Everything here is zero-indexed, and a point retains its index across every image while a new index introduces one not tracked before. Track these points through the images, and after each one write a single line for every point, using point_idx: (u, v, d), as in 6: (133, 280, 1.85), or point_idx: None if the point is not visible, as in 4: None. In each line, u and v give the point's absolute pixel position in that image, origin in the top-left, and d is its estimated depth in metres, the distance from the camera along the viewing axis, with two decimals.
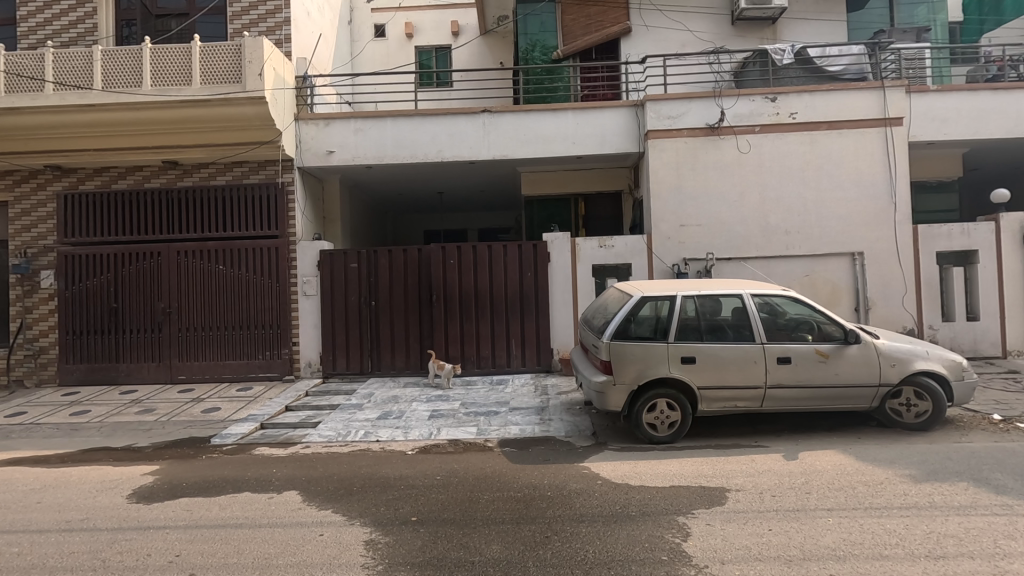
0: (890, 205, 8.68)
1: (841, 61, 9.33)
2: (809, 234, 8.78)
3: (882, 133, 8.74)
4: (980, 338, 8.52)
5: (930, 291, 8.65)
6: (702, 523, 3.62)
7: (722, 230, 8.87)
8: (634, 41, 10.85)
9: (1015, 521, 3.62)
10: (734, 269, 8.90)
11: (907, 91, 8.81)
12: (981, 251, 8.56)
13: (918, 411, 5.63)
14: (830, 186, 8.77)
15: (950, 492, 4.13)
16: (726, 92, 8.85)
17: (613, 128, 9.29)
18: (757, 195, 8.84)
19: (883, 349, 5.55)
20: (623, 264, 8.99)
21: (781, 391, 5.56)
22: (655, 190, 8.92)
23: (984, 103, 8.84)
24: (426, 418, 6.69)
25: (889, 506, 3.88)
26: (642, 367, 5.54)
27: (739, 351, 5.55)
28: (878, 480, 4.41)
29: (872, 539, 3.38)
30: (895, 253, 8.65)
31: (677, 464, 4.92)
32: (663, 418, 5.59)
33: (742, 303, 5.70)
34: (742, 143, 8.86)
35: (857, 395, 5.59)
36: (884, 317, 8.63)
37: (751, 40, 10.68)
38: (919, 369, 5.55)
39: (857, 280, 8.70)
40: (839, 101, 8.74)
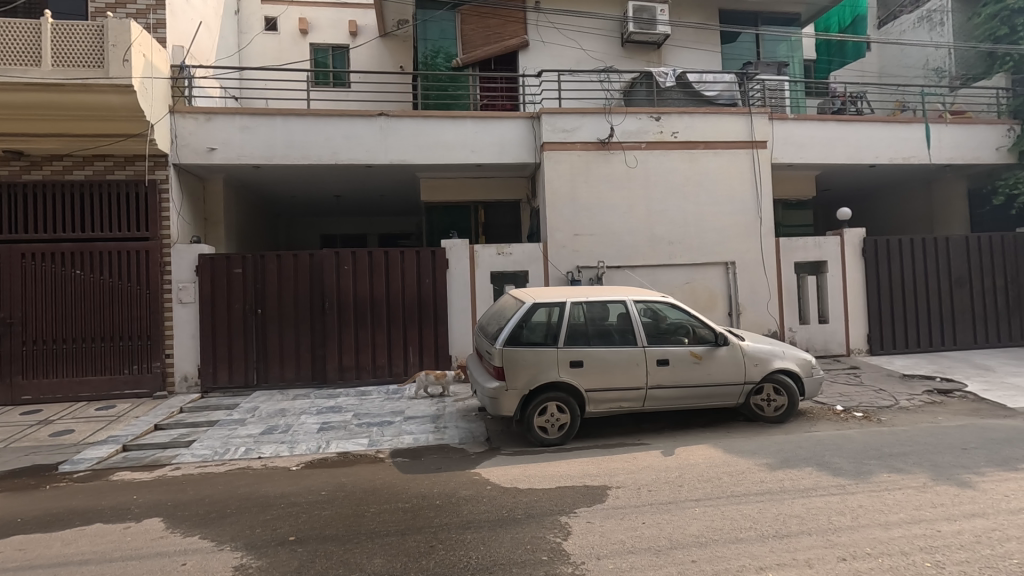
0: (756, 219, 9.63)
1: (715, 88, 10.21)
2: (689, 244, 9.50)
3: (750, 153, 9.67)
4: (830, 338, 9.68)
5: (790, 296, 9.70)
6: (582, 521, 3.78)
7: (613, 240, 9.35)
8: (531, 54, 11.19)
9: (846, 499, 4.15)
10: (623, 277, 9.39)
11: (770, 118, 9.83)
12: (830, 262, 9.72)
13: (776, 405, 6.27)
14: (707, 201, 9.56)
15: (798, 476, 4.64)
16: (615, 109, 9.37)
17: (511, 138, 9.49)
18: (643, 207, 9.43)
19: (747, 350, 6.13)
20: (521, 271, 9.18)
21: (661, 391, 5.95)
22: (550, 200, 9.22)
23: (831, 132, 10.07)
24: (314, 431, 6.39)
25: (747, 493, 4.28)
26: (534, 372, 5.69)
27: (624, 355, 5.87)
28: (740, 470, 4.85)
29: (731, 524, 3.71)
30: (760, 262, 9.61)
31: (565, 465, 5.10)
32: (553, 421, 5.77)
33: (626, 309, 6.04)
34: (630, 158, 9.42)
35: (726, 393, 6.11)
36: (753, 320, 9.53)
37: (638, 62, 11.43)
38: (777, 367, 6.19)
39: (730, 288, 9.54)
40: (714, 123, 9.57)
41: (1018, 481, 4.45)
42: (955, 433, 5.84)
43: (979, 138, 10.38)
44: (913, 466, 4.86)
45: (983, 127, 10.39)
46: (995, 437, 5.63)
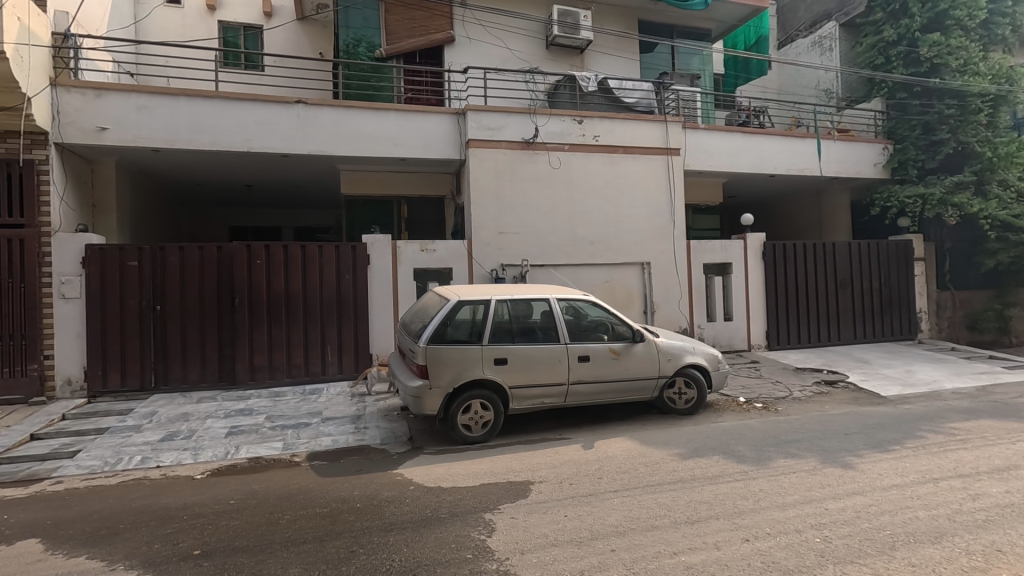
0: (670, 222, 10.15)
1: (634, 95, 10.64)
2: (609, 244, 9.84)
3: (665, 160, 10.17)
4: (734, 335, 10.41)
5: (699, 295, 10.31)
6: (506, 517, 3.81)
7: (536, 239, 9.49)
8: (457, 50, 11.11)
9: (748, 483, 4.48)
10: (546, 275, 9.56)
11: (683, 127, 10.39)
12: (735, 264, 10.44)
13: (687, 397, 6.65)
14: (625, 203, 9.94)
15: (706, 464, 4.95)
16: (539, 110, 9.51)
17: (436, 133, 9.37)
18: (566, 207, 9.65)
19: (662, 346, 6.45)
20: (444, 268, 9.09)
21: (582, 387, 6.12)
22: (474, 197, 9.21)
23: (737, 143, 10.81)
24: (222, 436, 5.98)
25: (662, 482, 4.51)
26: (458, 370, 5.66)
27: (546, 352, 5.98)
28: (655, 460, 5.10)
29: (647, 513, 3.89)
30: (673, 263, 10.14)
31: (489, 462, 5.11)
32: (477, 418, 5.77)
33: (549, 307, 6.17)
34: (553, 159, 9.60)
35: (642, 387, 6.40)
36: (666, 318, 10.04)
37: (562, 65, 11.68)
38: (688, 362, 6.56)
39: (646, 287, 9.99)
40: (633, 129, 9.98)
41: (890, 461, 5.01)
42: (839, 420, 6.48)
43: (860, 155, 11.56)
44: (805, 451, 5.34)
45: (864, 145, 11.57)
46: (871, 423, 6.31)
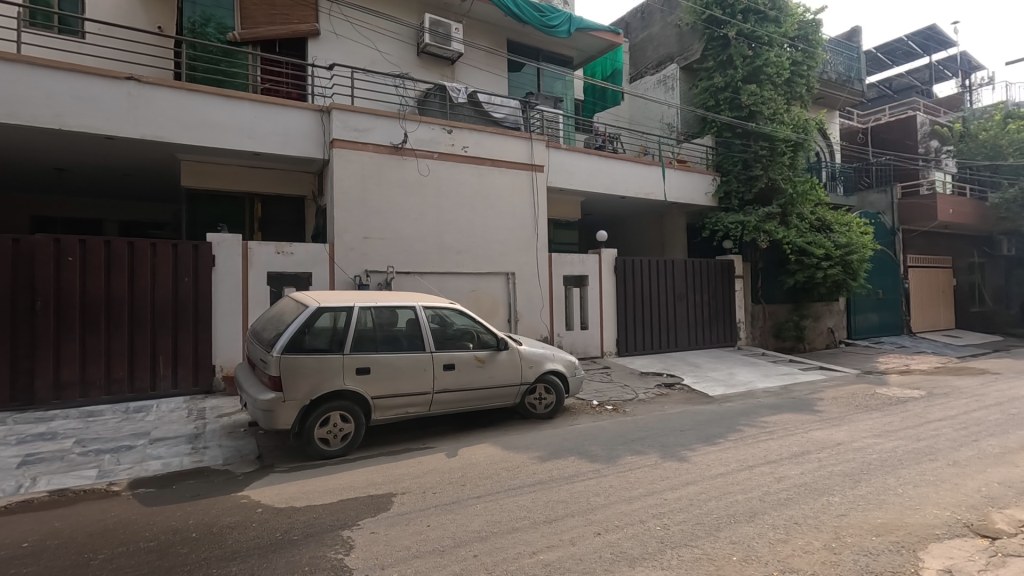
0: (534, 234, 10.60)
1: (502, 110, 10.98)
2: (476, 254, 10.01)
3: (530, 175, 10.63)
4: (588, 343, 11.14)
5: (559, 305, 10.88)
6: (366, 533, 3.66)
7: (403, 245, 9.33)
8: (322, 45, 10.59)
9: (600, 480, 4.82)
10: (412, 283, 9.43)
11: (547, 146, 10.95)
12: (590, 276, 11.23)
13: (546, 402, 6.95)
14: (492, 214, 10.18)
15: (563, 465, 5.23)
16: (409, 116, 9.42)
17: (297, 129, 8.82)
18: (433, 215, 9.62)
19: (524, 353, 6.69)
20: (302, 273, 8.52)
21: (447, 395, 6.11)
22: (338, 199, 8.80)
23: (595, 164, 11.67)
24: (12, 467, 4.96)
25: (522, 485, 4.66)
26: (316, 381, 5.34)
27: (411, 360, 5.88)
28: (516, 464, 5.26)
29: (508, 515, 3.99)
30: (535, 274, 10.59)
31: (347, 477, 4.87)
32: (336, 431, 5.47)
33: (415, 315, 6.10)
34: (422, 166, 9.54)
35: (504, 393, 6.56)
36: (528, 326, 10.42)
37: (432, 74, 11.68)
38: (547, 368, 6.87)
39: (510, 296, 10.30)
40: (500, 143, 10.29)
41: (715, 453, 5.71)
42: (676, 419, 7.25)
43: (695, 184, 13.13)
44: (648, 448, 5.87)
45: (698, 176, 13.15)
46: (702, 420, 7.15)
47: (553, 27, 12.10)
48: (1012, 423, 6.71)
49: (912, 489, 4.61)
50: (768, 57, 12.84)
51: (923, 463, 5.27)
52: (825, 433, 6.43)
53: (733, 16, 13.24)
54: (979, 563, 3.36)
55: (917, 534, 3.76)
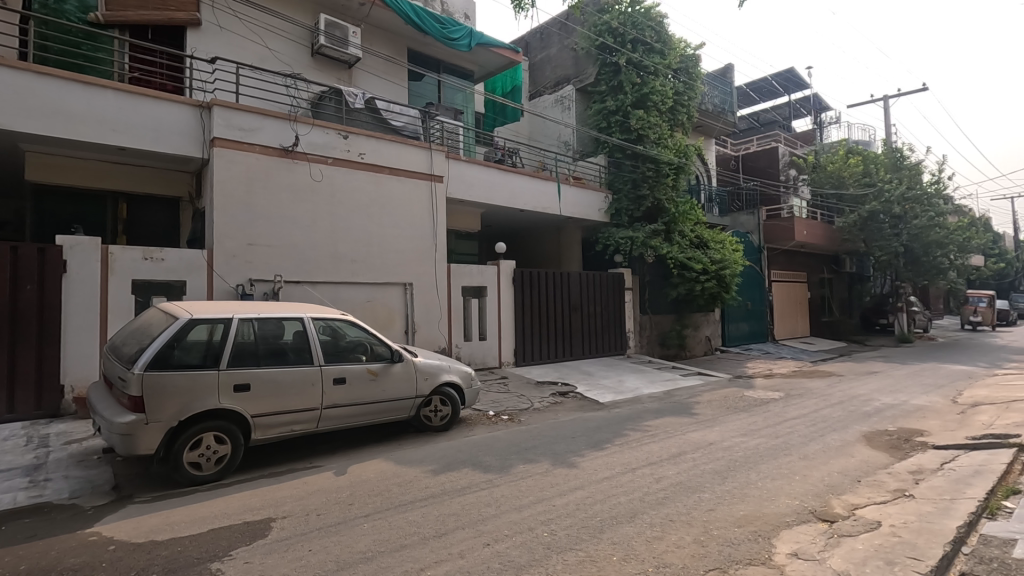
0: (432, 245, 10.53)
1: (401, 119, 10.79)
2: (372, 263, 9.75)
3: (429, 185, 10.57)
4: (487, 353, 11.24)
5: (457, 316, 10.88)
6: (238, 564, 3.40)
7: (293, 253, 8.86)
8: (204, 36, 9.83)
9: (492, 491, 4.86)
10: (302, 292, 8.98)
11: (447, 157, 10.95)
12: (489, 287, 11.37)
13: (441, 415, 6.89)
14: (389, 224, 9.98)
15: (456, 477, 5.21)
16: (301, 118, 9.01)
17: (172, 125, 8.10)
18: (327, 223, 9.24)
19: (419, 365, 6.60)
20: (176, 281, 7.80)
21: (336, 410, 5.86)
22: (219, 203, 8.17)
23: (494, 178, 11.86)
24: None
25: (413, 500, 4.58)
26: (187, 401, 4.90)
27: (297, 375, 5.58)
28: (408, 479, 5.16)
29: (396, 533, 3.90)
30: (434, 285, 10.51)
31: (221, 503, 4.50)
32: (209, 455, 5.04)
33: (303, 327, 5.80)
34: (315, 171, 9.14)
35: (398, 407, 6.42)
36: (426, 337, 10.30)
37: (328, 77, 11.28)
38: (443, 380, 6.83)
39: (407, 307, 10.13)
40: (399, 152, 10.13)
41: (602, 457, 5.99)
42: (567, 426, 7.52)
43: (589, 200, 13.77)
44: (540, 456, 6.02)
45: (591, 193, 13.82)
46: (591, 426, 7.47)
47: (454, 40, 12.18)
48: (850, 418, 7.72)
49: (770, 481, 5.14)
50: (653, 85, 13.88)
51: (779, 457, 5.89)
52: (699, 434, 6.98)
53: (623, 45, 14.14)
54: (819, 545, 3.80)
55: (772, 523, 4.19)
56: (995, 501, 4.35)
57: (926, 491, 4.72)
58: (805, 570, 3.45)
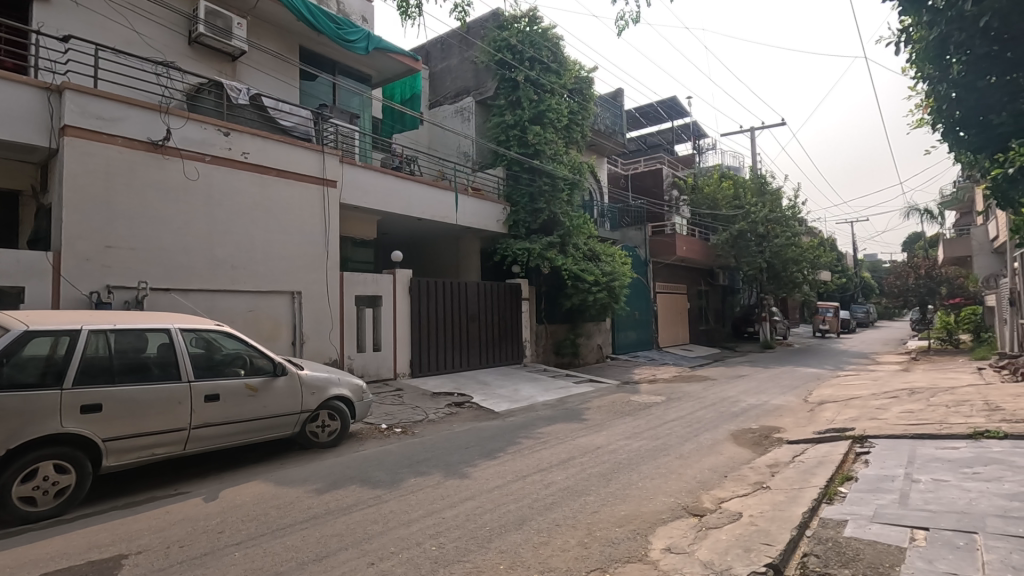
0: (324, 252, 10.05)
1: (291, 119, 10.22)
2: (255, 270, 9.11)
3: (321, 190, 10.10)
4: (381, 364, 10.94)
5: (350, 326, 10.48)
6: None
7: (161, 258, 8.06)
8: (56, 11, 8.73)
9: (380, 507, 4.70)
10: (170, 301, 8.17)
11: (341, 161, 10.55)
12: (384, 296, 11.10)
13: (329, 430, 6.55)
14: (275, 228, 9.40)
15: (342, 496, 4.98)
16: (173, 111, 8.26)
17: (12, 108, 7.07)
18: (202, 225, 8.51)
19: (304, 378, 6.24)
20: (11, 287, 6.77)
21: (207, 430, 5.37)
22: (70, 199, 7.23)
23: (391, 185, 11.60)
24: None
25: (293, 523, 4.31)
26: (19, 426, 4.24)
27: (161, 393, 5.05)
28: (289, 501, 4.84)
29: (271, 560, 3.64)
30: (325, 294, 10.03)
31: (59, 542, 3.93)
32: (47, 487, 4.38)
33: (169, 339, 5.29)
34: (189, 169, 8.40)
35: (281, 423, 6.02)
36: (315, 349, 9.78)
37: (208, 68, 10.47)
38: (332, 394, 6.51)
39: (295, 317, 9.56)
40: (287, 153, 9.59)
41: (494, 467, 6.03)
42: (461, 436, 7.49)
43: (487, 211, 13.92)
44: (432, 468, 5.93)
45: (490, 204, 13.98)
46: (485, 436, 7.50)
47: (351, 42, 11.75)
48: (720, 419, 8.43)
49: (649, 481, 5.46)
50: (550, 103, 14.42)
51: (658, 458, 6.29)
52: (587, 439, 7.27)
53: (521, 62, 14.57)
54: (689, 538, 4.09)
55: (649, 521, 4.44)
56: (832, 488, 4.95)
57: (779, 482, 5.27)
58: (677, 563, 3.69)
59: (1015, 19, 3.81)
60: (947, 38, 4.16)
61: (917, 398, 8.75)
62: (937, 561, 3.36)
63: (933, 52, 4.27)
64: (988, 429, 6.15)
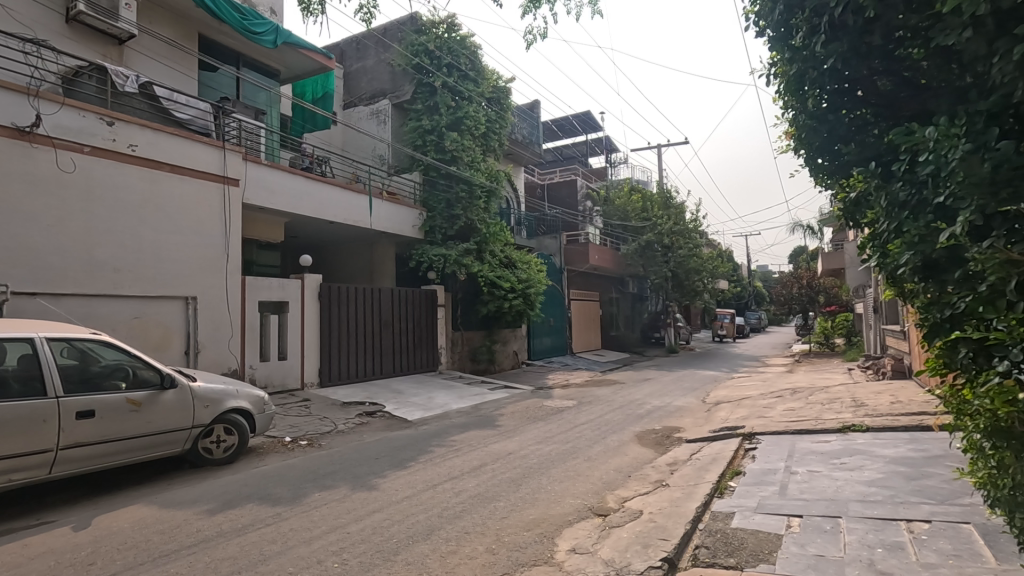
0: (223, 255, 9.39)
1: (187, 112, 9.52)
2: (142, 274, 8.35)
3: (221, 188, 9.45)
4: (287, 374, 10.41)
5: (252, 334, 9.89)
6: None
7: (26, 258, 7.19)
8: None
9: (278, 526, 4.45)
10: (37, 307, 7.29)
11: (244, 158, 9.92)
12: (290, 303, 10.60)
13: (225, 446, 6.10)
14: (167, 228, 8.67)
15: (237, 516, 4.66)
16: (45, 94, 7.42)
17: None
18: (78, 223, 7.69)
19: (197, 391, 5.77)
20: None
21: (79, 451, 4.84)
22: None
23: (299, 186, 11.07)
24: None
25: (179, 549, 3.97)
26: None
27: (22, 410, 4.51)
28: (175, 524, 4.46)
29: None
30: (224, 300, 9.36)
31: None
32: None
33: (34, 350, 4.75)
34: (64, 160, 7.57)
35: (170, 440, 5.55)
36: (211, 359, 9.10)
37: (90, 51, 9.51)
38: (229, 407, 6.08)
39: (188, 325, 8.86)
40: (183, 148, 8.89)
41: (404, 477, 5.90)
42: (371, 447, 7.27)
43: (403, 216, 13.67)
44: (338, 481, 5.71)
45: (405, 209, 13.75)
46: (396, 446, 7.33)
47: (258, 34, 11.08)
48: (627, 421, 8.81)
49: (558, 485, 5.59)
50: (467, 110, 14.49)
51: (567, 461, 6.46)
52: (500, 445, 7.32)
53: (439, 68, 14.55)
54: (593, 539, 4.22)
55: (556, 523, 4.54)
56: (723, 482, 5.33)
57: (677, 480, 5.59)
58: (580, 563, 3.80)
59: (857, 65, 3.35)
60: (802, 75, 3.67)
61: (798, 397, 9.63)
62: (807, 545, 3.70)
63: (793, 83, 3.74)
64: (855, 424, 6.87)
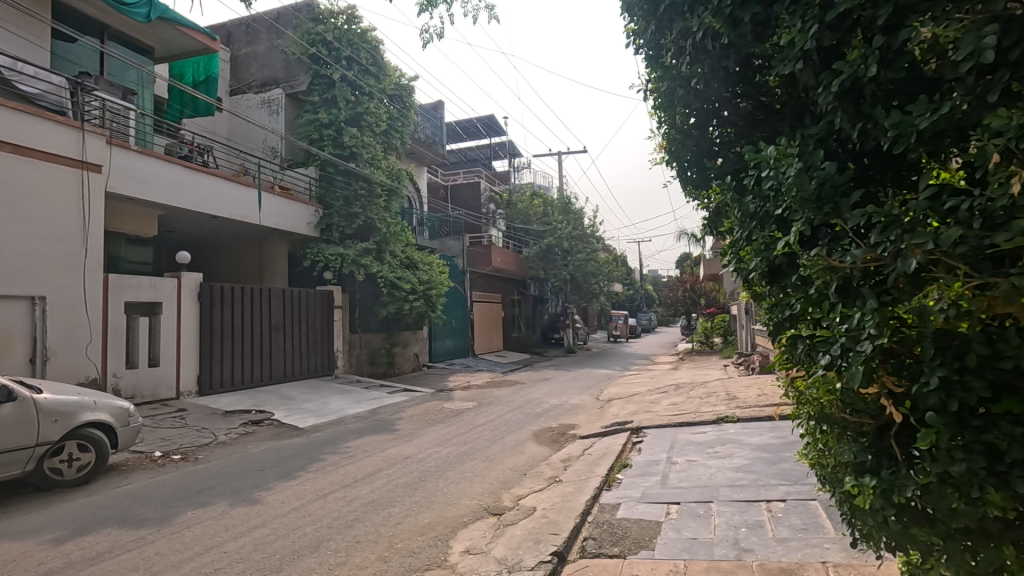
0: (81, 250, 8.34)
1: (36, 85, 8.36)
2: None
3: (79, 174, 8.38)
4: (159, 383, 9.46)
5: (116, 338, 8.88)
6: None
7: None
8: None
9: (143, 550, 4.02)
10: None
11: (108, 142, 8.85)
12: (164, 303, 9.66)
13: (79, 465, 5.41)
14: (8, 218, 7.54)
15: (92, 542, 4.14)
16: None
17: None
18: None
19: (41, 404, 5.14)
20: None
21: None
22: None
23: (176, 175, 10.09)
24: None
25: None
26: None
27: None
28: (11, 558, 3.87)
29: None
30: (82, 300, 8.30)
31: None
32: None
33: None
34: None
35: (7, 463, 4.89)
36: (64, 367, 8.03)
37: None
38: (84, 421, 5.41)
39: (35, 328, 7.76)
40: (29, 126, 7.78)
41: (291, 488, 5.58)
42: (256, 458, 6.80)
43: (296, 213, 12.95)
44: (215, 497, 5.27)
45: (300, 205, 13.05)
46: (285, 455, 6.92)
47: (128, 6, 9.97)
48: (525, 420, 9.00)
49: (455, 486, 5.56)
50: (368, 106, 14.05)
51: (465, 463, 6.46)
52: (397, 449, 7.17)
53: (337, 60, 14.00)
54: (487, 538, 4.26)
55: (451, 525, 4.52)
56: (612, 475, 5.60)
57: (570, 475, 5.80)
58: (473, 564, 3.81)
59: (720, 89, 2.88)
60: (672, 96, 3.18)
61: (681, 391, 10.39)
62: (683, 530, 3.99)
63: (663, 101, 3.26)
64: (727, 415, 7.54)
